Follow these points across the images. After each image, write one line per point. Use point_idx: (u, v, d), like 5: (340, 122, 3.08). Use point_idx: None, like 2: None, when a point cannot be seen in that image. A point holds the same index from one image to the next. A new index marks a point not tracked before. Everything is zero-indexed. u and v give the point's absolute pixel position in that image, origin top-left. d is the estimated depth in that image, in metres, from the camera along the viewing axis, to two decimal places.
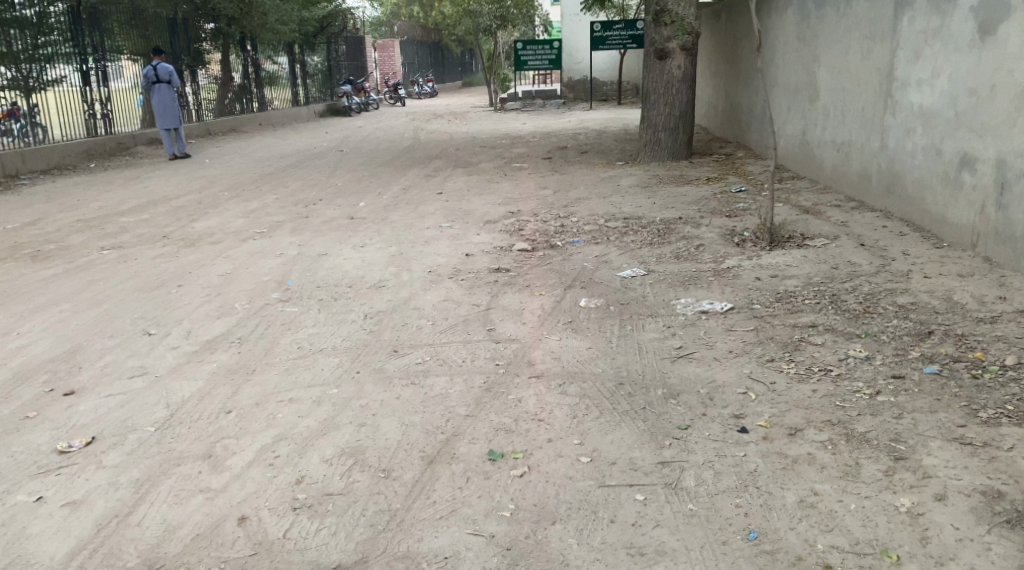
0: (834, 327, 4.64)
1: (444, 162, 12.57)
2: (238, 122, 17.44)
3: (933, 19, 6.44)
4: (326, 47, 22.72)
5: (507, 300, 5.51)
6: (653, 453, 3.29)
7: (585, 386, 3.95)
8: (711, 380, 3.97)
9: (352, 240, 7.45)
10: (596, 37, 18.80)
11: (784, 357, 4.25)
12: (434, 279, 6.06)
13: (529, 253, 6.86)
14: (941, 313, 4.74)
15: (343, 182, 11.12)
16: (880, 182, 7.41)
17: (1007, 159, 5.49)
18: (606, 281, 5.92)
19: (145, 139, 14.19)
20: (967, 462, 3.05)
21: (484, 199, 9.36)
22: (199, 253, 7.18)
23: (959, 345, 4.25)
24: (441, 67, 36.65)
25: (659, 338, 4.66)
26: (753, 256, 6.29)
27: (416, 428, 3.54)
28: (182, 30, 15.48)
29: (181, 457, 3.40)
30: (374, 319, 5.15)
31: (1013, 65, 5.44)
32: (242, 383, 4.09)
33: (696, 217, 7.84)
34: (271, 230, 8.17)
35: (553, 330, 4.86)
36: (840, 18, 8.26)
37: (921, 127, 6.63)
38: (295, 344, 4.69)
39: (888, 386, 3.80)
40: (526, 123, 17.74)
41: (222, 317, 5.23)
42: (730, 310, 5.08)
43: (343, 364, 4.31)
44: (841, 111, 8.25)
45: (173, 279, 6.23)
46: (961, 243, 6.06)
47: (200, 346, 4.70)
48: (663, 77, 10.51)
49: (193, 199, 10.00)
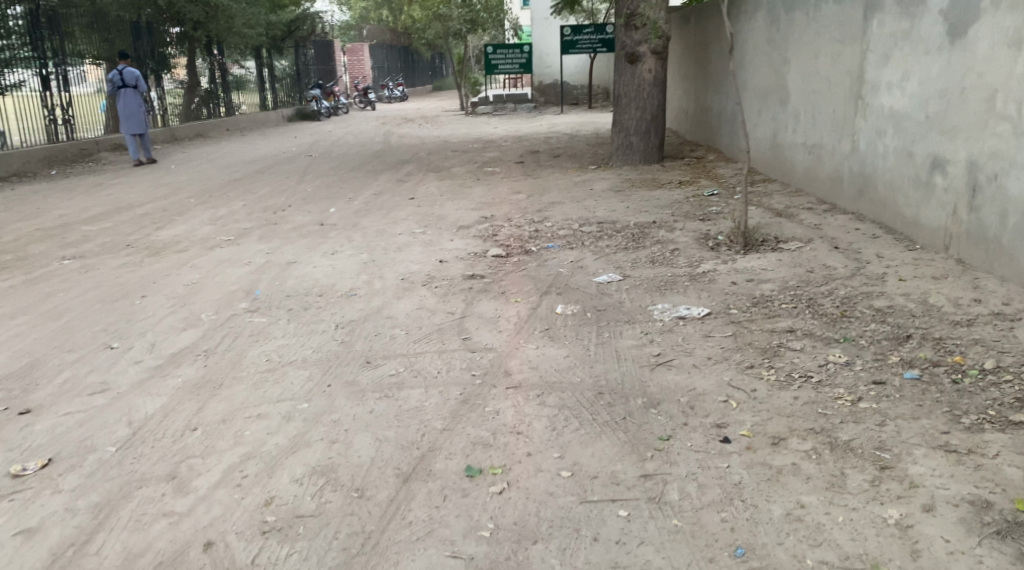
0: (812, 332, 4.60)
1: (415, 167, 12.44)
2: (204, 127, 17.18)
3: (902, 22, 6.45)
4: (294, 51, 22.50)
5: (482, 307, 5.42)
6: (636, 466, 3.21)
7: (564, 396, 3.87)
8: (691, 389, 3.90)
9: (322, 247, 7.31)
10: (566, 42, 18.69)
11: (763, 363, 4.19)
12: (407, 287, 5.94)
13: (504, 259, 6.77)
14: (919, 316, 4.71)
15: (313, 187, 10.96)
16: (852, 185, 7.42)
17: (979, 161, 5.49)
18: (582, 286, 5.85)
19: (108, 145, 13.90)
20: (954, 471, 3.00)
21: (457, 204, 9.25)
22: (164, 262, 7.00)
23: (938, 348, 4.22)
24: (411, 70, 36.45)
25: (637, 345, 4.59)
26: (728, 260, 6.25)
27: (391, 444, 3.43)
28: (145, 34, 15.22)
29: (143, 479, 3.26)
30: (346, 328, 5.03)
31: (984, 68, 5.44)
32: (209, 398, 3.95)
33: (670, 221, 7.80)
34: (239, 237, 8.00)
35: (530, 338, 4.78)
36: (810, 21, 8.27)
37: (892, 129, 6.63)
38: (264, 356, 4.56)
39: (869, 392, 3.75)
40: (498, 127, 17.67)
41: (187, 330, 5.08)
42: (708, 315, 5.03)
43: (314, 377, 4.18)
44: (812, 114, 8.26)
45: (137, 289, 6.06)
46: (934, 245, 6.05)
47: (164, 360, 4.54)
48: (634, 80, 10.48)
49: (158, 206, 9.78)
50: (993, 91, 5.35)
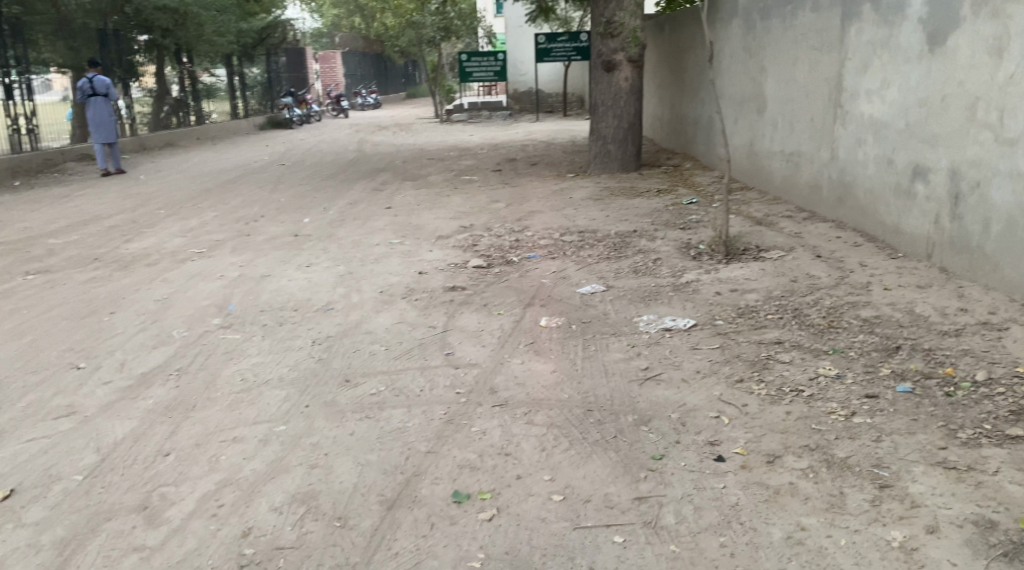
0: (800, 343, 4.53)
1: (391, 175, 12.31)
2: (174, 136, 16.90)
3: (881, 30, 6.44)
4: (265, 59, 22.27)
5: (464, 321, 5.30)
6: (629, 488, 3.11)
7: (552, 414, 3.76)
8: (681, 404, 3.81)
9: (298, 259, 7.15)
10: (540, 50, 18.62)
11: (752, 376, 4.11)
12: (386, 300, 5.81)
13: (484, 270, 6.66)
14: (906, 326, 4.67)
15: (286, 197, 10.77)
16: (831, 193, 7.39)
17: (960, 169, 5.46)
18: (565, 298, 5.75)
19: (74, 154, 13.61)
20: (954, 489, 2.94)
21: (434, 214, 9.14)
22: (134, 276, 6.81)
23: (928, 360, 4.16)
24: (384, 77, 36.28)
25: (624, 359, 4.50)
26: (711, 270, 6.18)
27: (374, 468, 3.30)
28: (112, 41, 14.94)
29: (112, 510, 3.10)
30: (323, 345, 4.89)
31: (964, 76, 5.42)
32: (181, 421, 3.80)
33: (651, 230, 7.73)
34: (211, 249, 7.82)
35: (514, 353, 4.67)
36: (787, 29, 8.25)
37: (872, 137, 6.61)
38: (239, 376, 4.41)
39: (862, 406, 3.68)
40: (473, 135, 17.57)
41: (158, 348, 4.91)
42: (694, 327, 4.95)
43: (292, 398, 4.04)
44: (790, 122, 8.24)
45: (105, 305, 5.87)
46: (916, 253, 6.03)
47: (134, 380, 4.38)
48: (611, 88, 10.42)
49: (126, 218, 9.56)
50: (975, 99, 5.33)
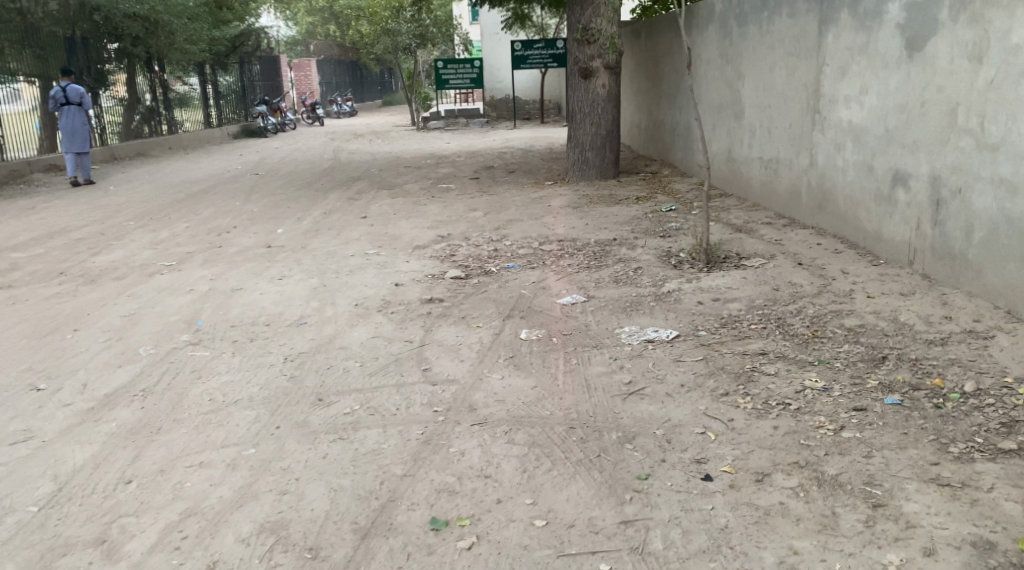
0: (785, 354, 4.44)
1: (367, 184, 12.15)
2: (146, 145, 16.61)
3: (858, 36, 6.40)
4: (238, 67, 22.03)
5: (442, 334, 5.17)
6: (614, 511, 2.99)
7: (533, 432, 3.64)
8: (666, 420, 3.70)
9: (270, 272, 6.99)
10: (517, 57, 18.55)
11: (738, 390, 4.00)
12: (361, 313, 5.66)
13: (462, 280, 6.53)
14: (891, 335, 4.59)
15: (259, 207, 10.59)
16: (811, 199, 7.34)
17: (942, 175, 5.40)
18: (545, 309, 5.65)
19: (42, 165, 13.33)
20: (950, 508, 2.85)
21: (411, 223, 9.01)
22: (100, 291, 6.63)
23: (915, 370, 4.07)
24: (360, 84, 36.12)
25: (606, 372, 4.38)
26: (692, 278, 6.09)
27: (346, 494, 3.16)
28: (81, 49, 14.64)
29: (68, 545, 2.93)
30: (295, 362, 4.76)
31: (943, 81, 5.37)
32: (145, 445, 3.68)
33: (631, 238, 7.64)
34: (181, 262, 7.65)
35: (493, 368, 4.54)
36: (764, 35, 8.21)
37: (851, 143, 6.56)
38: (206, 397, 4.28)
39: (851, 420, 3.59)
40: (451, 142, 17.46)
41: (122, 367, 4.77)
42: (677, 338, 4.84)
43: (262, 419, 3.93)
44: (768, 128, 8.19)
45: (68, 322, 5.69)
46: (897, 260, 5.97)
47: (96, 403, 4.24)
48: (588, 95, 10.34)
49: (94, 230, 9.34)
50: (954, 104, 5.28)
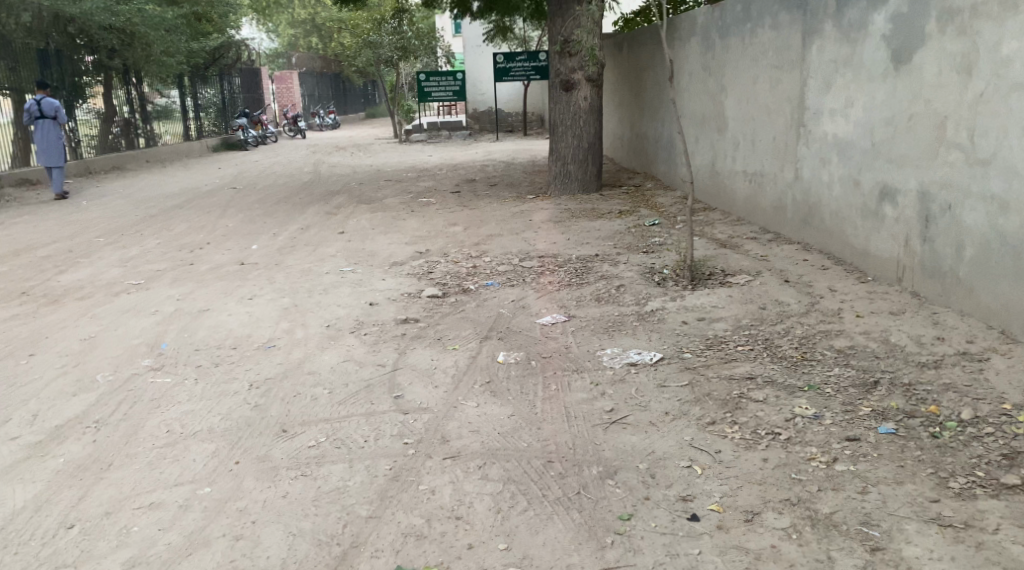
0: (773, 378, 4.25)
1: (346, 198, 11.91)
2: (123, 159, 16.28)
3: (843, 48, 6.26)
4: (218, 79, 21.75)
5: (416, 357, 4.96)
6: (593, 557, 2.86)
7: (508, 466, 3.46)
8: (649, 452, 3.52)
9: (241, 290, 6.75)
10: (499, 69, 18.41)
11: (726, 419, 3.81)
12: (333, 336, 5.43)
13: (440, 299, 6.31)
14: (882, 357, 4.42)
15: (235, 222, 10.33)
16: (796, 214, 7.19)
17: (931, 190, 5.25)
18: (525, 329, 5.44)
19: (14, 180, 13.03)
20: (953, 552, 2.74)
21: (389, 239, 8.78)
22: (61, 311, 6.38)
23: (909, 396, 3.89)
24: (342, 96, 35.89)
25: (587, 400, 4.17)
26: (676, 296, 5.91)
27: (305, 539, 3.05)
28: (55, 62, 14.34)
29: None
30: (261, 389, 4.52)
31: (931, 94, 5.22)
32: (92, 484, 3.55)
33: (613, 254, 7.47)
34: (150, 280, 7.40)
35: (469, 395, 4.32)
36: (747, 47, 8.07)
37: (836, 157, 6.41)
38: (164, 427, 4.08)
39: (844, 451, 3.41)
40: (433, 155, 17.24)
41: (77, 396, 4.56)
42: (661, 361, 4.65)
43: (220, 453, 3.76)
44: (752, 141, 8.04)
45: (25, 346, 5.47)
46: (885, 276, 5.81)
47: (45, 436, 4.07)
48: (569, 108, 10.18)
49: (62, 247, 9.06)
50: (943, 118, 5.12)
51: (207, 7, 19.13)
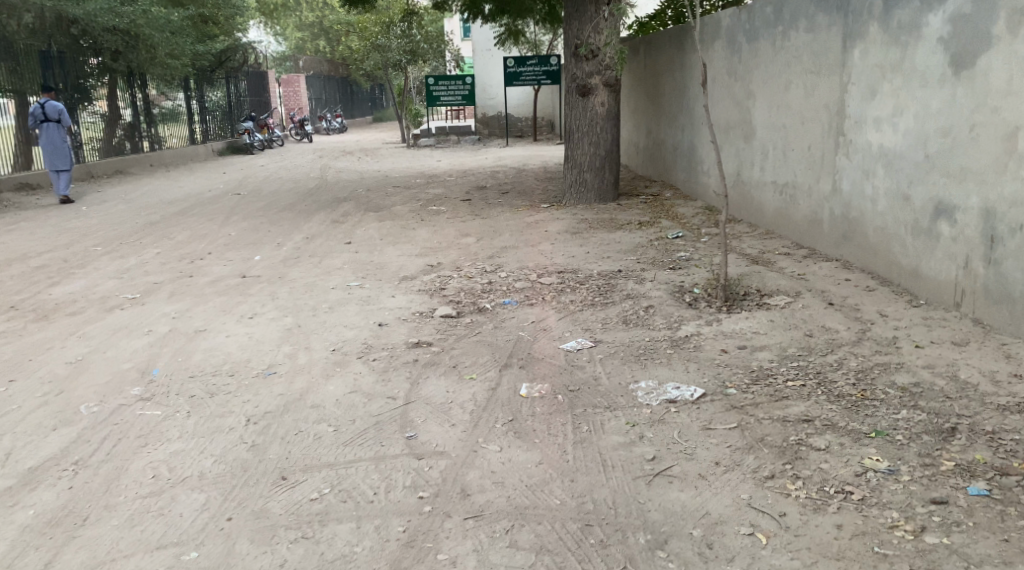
0: (833, 422, 3.76)
1: (353, 205, 11.45)
2: (126, 163, 15.87)
3: (891, 51, 5.77)
4: (224, 82, 21.34)
5: (429, 389, 4.48)
6: None
7: (541, 531, 3.06)
8: (702, 515, 3.09)
9: (241, 308, 6.30)
10: (510, 73, 17.99)
11: (787, 472, 3.34)
12: (339, 362, 4.96)
13: (454, 320, 5.84)
14: (955, 398, 3.93)
15: (237, 231, 9.88)
16: (834, 229, 6.70)
17: (998, 208, 4.77)
18: (548, 356, 4.97)
19: (12, 184, 12.60)
20: None
21: (398, 250, 8.32)
22: (51, 328, 5.94)
23: (996, 447, 3.42)
24: (349, 100, 35.42)
25: (624, 445, 3.69)
26: (712, 319, 5.44)
27: None
28: (58, 64, 13.95)
29: None
30: (258, 426, 4.06)
31: (999, 102, 4.74)
32: (62, 545, 3.12)
33: (637, 269, 6.99)
34: (146, 294, 6.95)
35: (490, 437, 3.84)
36: (778, 51, 7.58)
37: (881, 169, 5.93)
38: (150, 472, 3.62)
39: (932, 519, 2.98)
40: (442, 161, 16.80)
41: (56, 432, 4.10)
42: (703, 398, 4.16)
43: (211, 506, 3.31)
44: (783, 151, 7.56)
45: (7, 370, 5.03)
46: (940, 299, 5.33)
47: (17, 481, 3.62)
48: (586, 114, 9.70)
49: (57, 257, 8.62)
50: (1013, 128, 4.65)
51: (213, 10, 18.82)
